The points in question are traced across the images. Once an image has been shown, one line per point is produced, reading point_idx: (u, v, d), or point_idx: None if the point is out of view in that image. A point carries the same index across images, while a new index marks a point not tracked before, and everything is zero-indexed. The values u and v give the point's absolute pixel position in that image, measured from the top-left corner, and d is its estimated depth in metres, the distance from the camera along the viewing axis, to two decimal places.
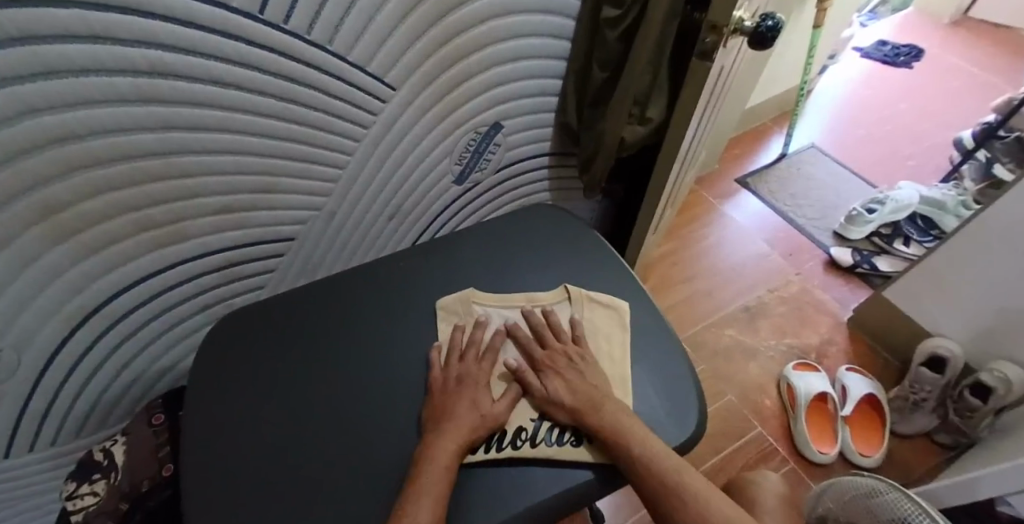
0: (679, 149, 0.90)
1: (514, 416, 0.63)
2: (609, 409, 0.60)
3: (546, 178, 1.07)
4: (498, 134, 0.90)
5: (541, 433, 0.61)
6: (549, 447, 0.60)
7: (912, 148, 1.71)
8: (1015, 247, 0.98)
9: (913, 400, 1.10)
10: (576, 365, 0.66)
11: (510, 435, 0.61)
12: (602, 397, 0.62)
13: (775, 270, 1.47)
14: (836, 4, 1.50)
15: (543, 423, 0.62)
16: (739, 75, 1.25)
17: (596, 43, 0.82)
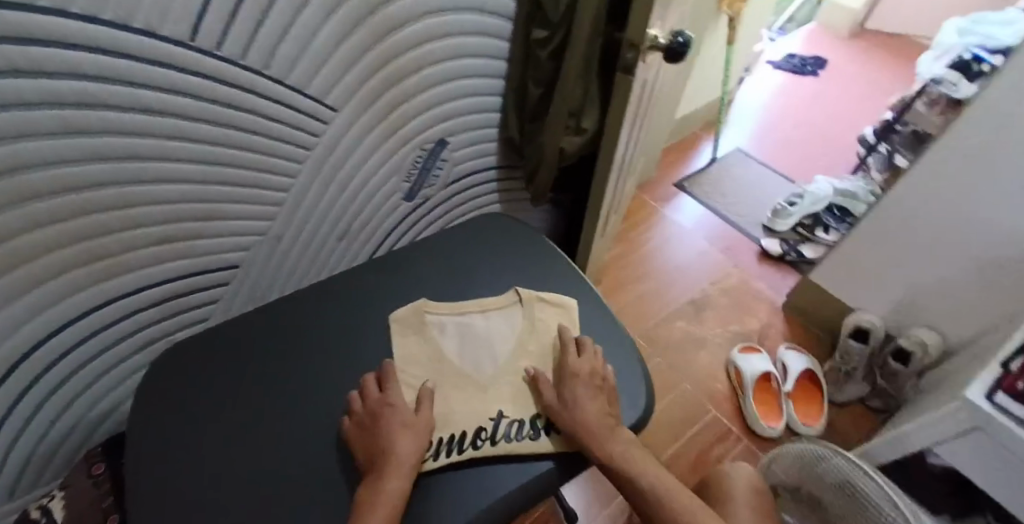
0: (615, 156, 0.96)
1: (473, 416, 0.66)
2: (605, 431, 0.63)
3: (494, 191, 1.13)
4: (444, 150, 0.95)
5: (500, 430, 0.65)
6: (508, 443, 0.64)
7: (824, 147, 1.89)
8: (912, 225, 1.11)
9: (845, 370, 1.21)
10: (597, 382, 0.67)
11: (470, 436, 0.64)
12: (603, 421, 0.64)
13: (715, 266, 1.57)
14: (745, 22, 1.66)
15: (501, 421, 0.65)
16: (665, 87, 1.35)
17: (530, 62, 0.88)
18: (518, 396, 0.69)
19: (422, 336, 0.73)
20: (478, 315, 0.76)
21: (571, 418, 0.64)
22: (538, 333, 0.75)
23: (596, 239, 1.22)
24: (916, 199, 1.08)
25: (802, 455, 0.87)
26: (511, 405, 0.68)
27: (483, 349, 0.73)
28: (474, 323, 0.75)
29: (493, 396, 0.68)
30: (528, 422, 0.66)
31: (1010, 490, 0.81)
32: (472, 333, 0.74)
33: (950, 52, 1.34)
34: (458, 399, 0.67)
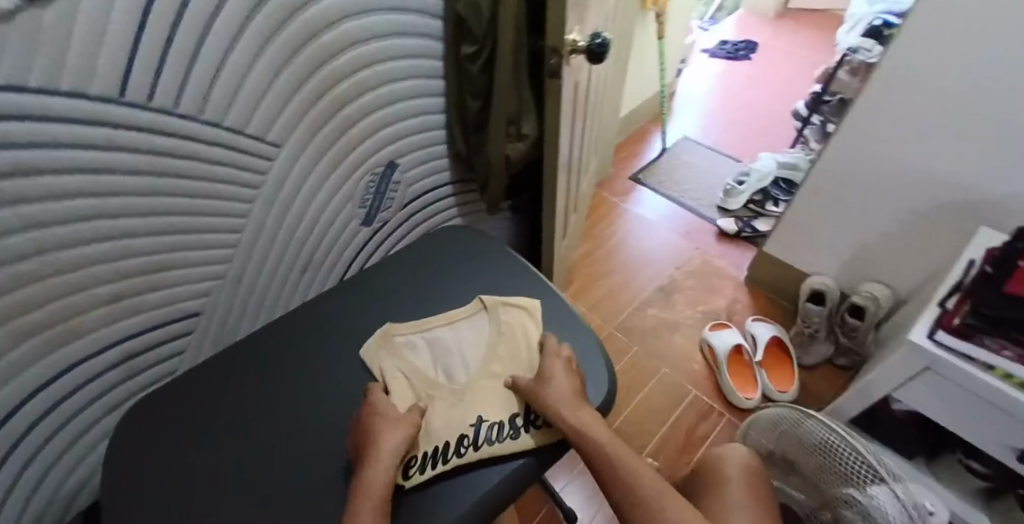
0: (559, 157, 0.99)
1: (452, 426, 0.67)
2: (568, 409, 0.65)
3: (452, 206, 1.16)
4: (395, 173, 0.97)
5: (481, 434, 0.66)
6: (491, 445, 0.65)
7: (765, 124, 1.98)
8: (847, 189, 1.16)
9: (809, 332, 1.27)
10: (569, 368, 0.70)
11: (453, 444, 0.65)
12: (575, 400, 0.66)
13: (679, 251, 1.62)
14: (672, 17, 1.74)
15: (481, 425, 0.67)
16: (604, 86, 1.40)
17: (463, 77, 0.91)
18: (496, 397, 0.71)
19: (394, 357, 0.75)
20: (444, 328, 0.79)
21: (543, 398, 0.66)
22: (505, 337, 0.77)
23: (558, 240, 1.25)
24: (845, 164, 1.14)
25: (774, 421, 0.93)
26: (489, 409, 0.69)
27: (454, 360, 0.75)
28: (443, 337, 0.78)
29: (470, 404, 0.70)
30: (508, 422, 0.68)
31: (969, 419, 0.86)
32: (444, 347, 0.77)
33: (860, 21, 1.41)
34: (437, 412, 0.69)
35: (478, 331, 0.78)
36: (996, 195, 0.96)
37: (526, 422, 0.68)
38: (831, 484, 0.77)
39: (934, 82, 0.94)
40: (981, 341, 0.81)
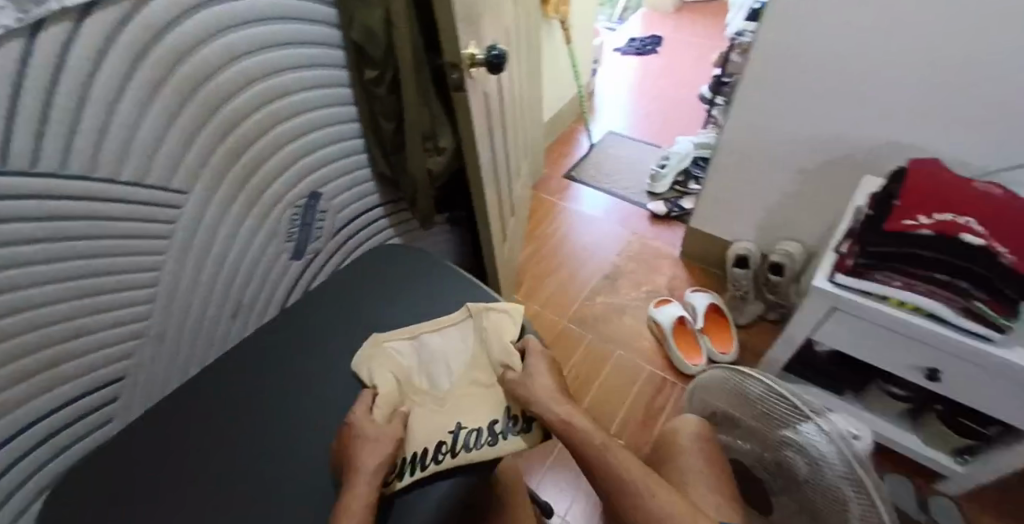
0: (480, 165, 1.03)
1: (432, 434, 0.71)
2: (552, 405, 0.70)
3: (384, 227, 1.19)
4: (319, 202, 0.99)
5: (460, 440, 0.70)
6: (469, 452, 0.69)
7: (679, 112, 2.12)
8: (749, 159, 1.26)
9: (740, 294, 1.38)
10: (551, 369, 0.75)
11: (432, 451, 0.68)
12: (560, 394, 0.72)
13: (618, 239, 1.70)
14: (575, 22, 1.84)
15: (459, 432, 0.71)
16: (522, 94, 1.47)
17: (373, 100, 0.93)
18: (477, 405, 0.74)
19: (382, 367, 0.75)
20: (428, 336, 0.79)
21: (532, 391, 0.71)
22: (489, 343, 0.78)
23: (500, 245, 1.29)
24: (738, 140, 1.24)
25: (712, 382, 0.97)
26: (468, 415, 0.73)
27: (439, 367, 0.78)
28: (430, 344, 0.78)
29: (450, 412, 0.73)
30: (486, 429, 0.72)
31: (880, 350, 0.94)
32: (431, 354, 0.78)
33: (741, 6, 1.50)
34: (416, 421, 0.72)
35: (461, 338, 0.80)
36: (871, 146, 1.06)
37: (505, 428, 0.72)
38: (772, 430, 0.80)
39: (800, 55, 1.03)
40: (875, 276, 0.87)
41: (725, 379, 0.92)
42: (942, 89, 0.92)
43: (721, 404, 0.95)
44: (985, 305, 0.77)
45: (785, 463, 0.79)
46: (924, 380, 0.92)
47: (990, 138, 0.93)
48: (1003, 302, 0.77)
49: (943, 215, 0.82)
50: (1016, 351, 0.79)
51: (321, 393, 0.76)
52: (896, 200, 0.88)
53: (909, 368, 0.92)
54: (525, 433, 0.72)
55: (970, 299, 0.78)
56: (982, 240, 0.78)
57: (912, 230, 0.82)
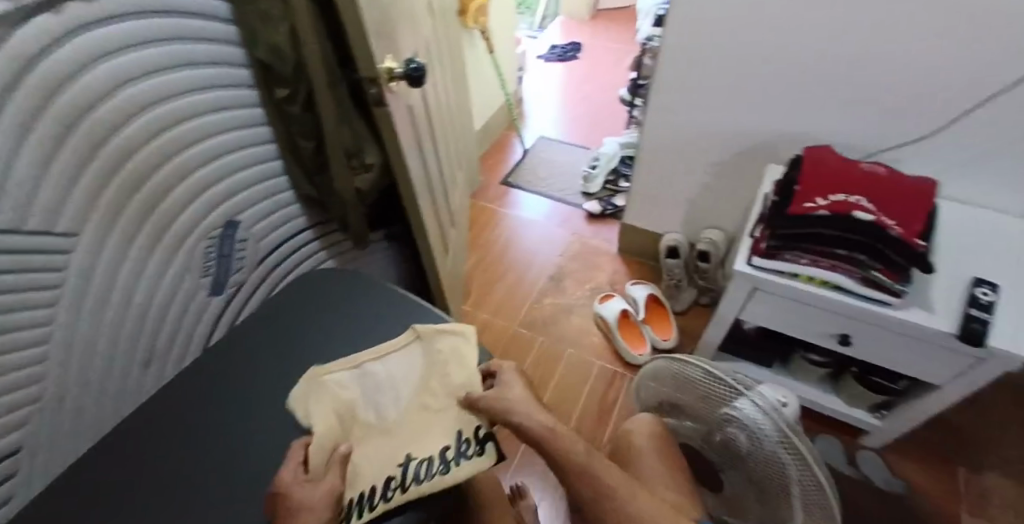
0: (410, 177, 1.02)
1: (381, 469, 0.68)
2: (530, 417, 0.70)
3: (315, 251, 1.15)
4: (237, 231, 0.95)
5: (410, 473, 0.68)
6: (419, 484, 0.66)
7: (604, 114, 2.21)
8: (669, 155, 1.33)
9: (674, 282, 1.46)
10: (523, 385, 0.75)
11: (380, 489, 0.66)
12: (536, 407, 0.72)
13: (558, 240, 1.74)
14: (495, 31, 1.87)
15: (408, 465, 0.68)
16: (449, 104, 1.48)
17: (287, 119, 0.89)
18: (427, 432, 0.72)
19: (321, 404, 0.72)
20: (373, 365, 0.76)
21: (511, 405, 0.71)
22: (437, 366, 0.77)
23: (443, 257, 1.29)
24: (654, 139, 1.31)
25: (656, 372, 0.98)
26: (418, 444, 0.71)
27: (385, 396, 0.74)
28: (375, 373, 0.76)
29: (398, 444, 0.71)
30: (438, 457, 0.69)
31: (797, 322, 1.01)
32: (375, 383, 0.75)
33: (648, 13, 1.55)
34: (361, 458, 0.69)
35: (408, 362, 0.77)
36: (772, 136, 1.15)
37: (458, 454, 0.70)
38: (710, 410, 0.84)
39: (699, 57, 1.11)
40: (786, 256, 0.93)
41: (669, 366, 0.93)
42: (827, 79, 1.01)
43: (664, 382, 0.96)
44: (881, 274, 0.85)
45: (723, 438, 0.85)
46: (837, 344, 1.00)
47: (869, 121, 1.03)
48: (895, 270, 0.85)
49: (836, 196, 0.91)
50: (911, 310, 0.87)
51: (258, 429, 0.72)
52: (796, 183, 0.97)
53: (823, 335, 1.00)
54: (479, 457, 0.70)
55: (869, 270, 0.86)
56: (870, 215, 0.87)
57: (812, 212, 0.90)
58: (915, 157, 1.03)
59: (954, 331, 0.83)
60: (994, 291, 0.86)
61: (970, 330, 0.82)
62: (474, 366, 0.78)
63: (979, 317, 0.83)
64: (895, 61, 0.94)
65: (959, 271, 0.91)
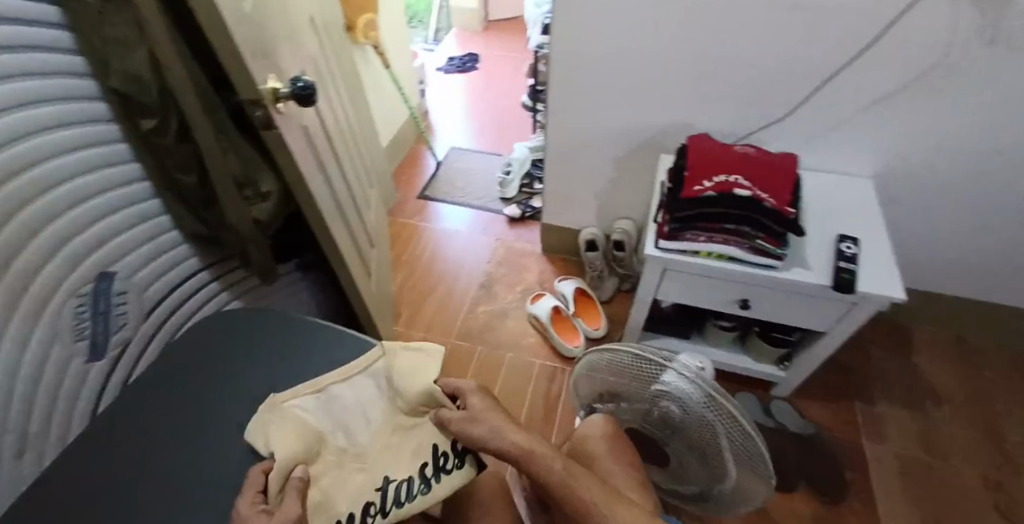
0: (314, 202, 0.99)
1: (356, 496, 0.71)
2: (507, 443, 0.68)
3: (216, 291, 1.08)
4: (113, 282, 0.87)
5: (391, 497, 0.72)
6: (400, 507, 0.72)
7: (510, 121, 2.29)
8: (572, 152, 1.39)
9: (597, 274, 1.54)
10: (490, 407, 0.73)
11: (360, 516, 0.70)
12: (512, 428, 0.70)
13: (483, 247, 1.77)
14: (388, 47, 1.88)
15: (387, 489, 0.73)
16: (352, 125, 1.46)
17: (161, 153, 0.83)
18: (400, 453, 0.77)
19: (283, 431, 0.72)
20: (337, 388, 0.79)
21: (479, 433, 0.70)
22: (399, 385, 0.79)
23: (365, 281, 1.26)
24: (557, 138, 1.37)
25: (591, 367, 0.98)
26: (392, 466, 0.75)
27: (352, 418, 0.79)
28: (339, 396, 0.79)
29: (371, 467, 0.75)
30: (418, 477, 0.74)
31: (704, 294, 1.10)
32: (339, 407, 0.78)
33: (536, 23, 1.60)
34: (331, 483, 0.72)
35: (371, 381, 0.81)
36: (658, 128, 1.25)
37: (437, 470, 0.74)
38: (642, 389, 0.88)
39: (582, 61, 1.18)
40: (687, 236, 1.01)
41: (601, 358, 0.94)
42: (699, 67, 1.10)
43: (598, 371, 0.97)
44: (765, 241, 0.96)
45: (658, 412, 0.90)
46: (739, 309, 1.10)
47: (739, 106, 1.14)
48: (775, 237, 0.96)
49: (718, 177, 1.01)
50: (794, 271, 0.98)
51: (175, 494, 0.67)
52: (685, 169, 1.06)
53: (727, 303, 1.10)
54: (459, 470, 0.75)
55: (754, 239, 0.96)
56: (748, 191, 0.97)
57: (701, 193, 0.99)
58: (779, 135, 1.16)
59: (829, 283, 0.95)
60: (856, 244, 0.99)
61: (843, 280, 0.93)
62: (441, 389, 0.77)
63: (848, 268, 0.94)
64: (748, 52, 1.05)
65: (827, 231, 1.04)
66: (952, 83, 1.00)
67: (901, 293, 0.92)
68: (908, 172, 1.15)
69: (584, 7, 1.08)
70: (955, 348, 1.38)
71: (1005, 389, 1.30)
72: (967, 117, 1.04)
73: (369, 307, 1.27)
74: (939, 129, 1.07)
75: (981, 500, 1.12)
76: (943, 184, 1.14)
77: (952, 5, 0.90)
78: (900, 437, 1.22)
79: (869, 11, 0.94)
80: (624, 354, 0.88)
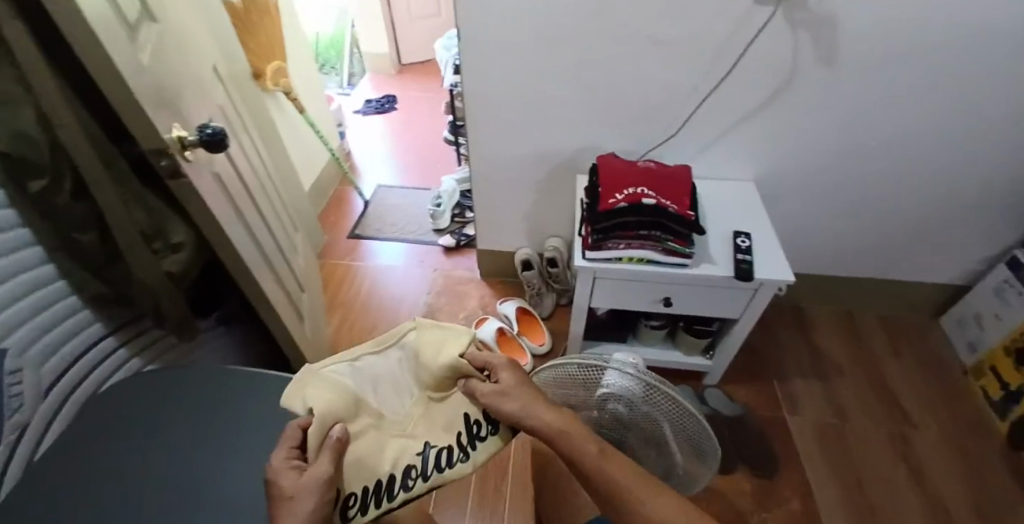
0: (234, 250, 0.98)
1: (398, 459, 0.65)
2: (546, 420, 0.65)
3: (127, 357, 1.02)
4: (7, 359, 0.81)
5: (432, 461, 0.66)
6: (440, 473, 0.65)
7: (434, 156, 2.38)
8: (494, 178, 1.46)
9: (535, 292, 1.60)
10: (522, 383, 0.68)
11: (399, 480, 0.64)
12: (546, 404, 0.67)
13: (421, 279, 1.79)
14: (301, 93, 1.92)
15: (427, 452, 0.66)
16: (271, 171, 1.46)
17: (52, 216, 0.80)
18: (439, 417, 0.69)
19: (317, 398, 0.60)
20: (371, 359, 0.67)
21: (513, 409, 0.65)
22: (432, 362, 0.66)
23: (298, 325, 1.24)
24: (479, 168, 1.44)
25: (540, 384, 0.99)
26: (434, 432, 0.68)
27: (388, 390, 0.68)
28: (372, 369, 0.67)
29: (409, 435, 0.67)
30: (457, 445, 0.68)
31: (631, 297, 1.19)
32: (372, 376, 0.67)
33: (448, 62, 1.69)
34: (369, 445, 0.64)
35: (409, 355, 0.68)
36: (571, 150, 1.34)
37: (472, 438, 0.68)
38: (588, 397, 0.92)
39: (492, 96, 1.26)
40: (608, 245, 1.10)
41: (546, 375, 0.97)
42: (596, 93, 1.21)
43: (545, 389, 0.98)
44: (675, 242, 1.07)
45: (604, 419, 0.93)
46: (663, 307, 1.19)
47: (638, 126, 1.26)
48: (683, 238, 1.07)
49: (628, 190, 1.10)
50: (703, 267, 1.09)
51: None
52: (599, 185, 1.14)
53: (652, 303, 1.19)
54: (495, 435, 0.69)
55: (666, 242, 1.07)
56: (654, 200, 1.08)
57: (615, 205, 1.08)
58: (675, 148, 1.29)
59: (732, 274, 1.06)
60: (749, 237, 1.12)
61: (742, 269, 1.05)
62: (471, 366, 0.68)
63: (744, 258, 1.07)
64: (637, 78, 1.17)
65: (725, 229, 1.17)
66: (808, 94, 1.15)
67: (790, 275, 1.05)
68: (776, 176, 1.31)
69: (487, 47, 1.17)
70: (843, 322, 1.55)
71: (889, 350, 1.47)
72: (826, 122, 1.20)
73: (303, 351, 1.24)
74: (804, 134, 1.22)
75: (890, 454, 1.26)
76: (818, 180, 1.30)
77: (793, 31, 1.06)
78: (815, 409, 1.35)
79: (729, 38, 1.08)
80: (570, 364, 0.91)
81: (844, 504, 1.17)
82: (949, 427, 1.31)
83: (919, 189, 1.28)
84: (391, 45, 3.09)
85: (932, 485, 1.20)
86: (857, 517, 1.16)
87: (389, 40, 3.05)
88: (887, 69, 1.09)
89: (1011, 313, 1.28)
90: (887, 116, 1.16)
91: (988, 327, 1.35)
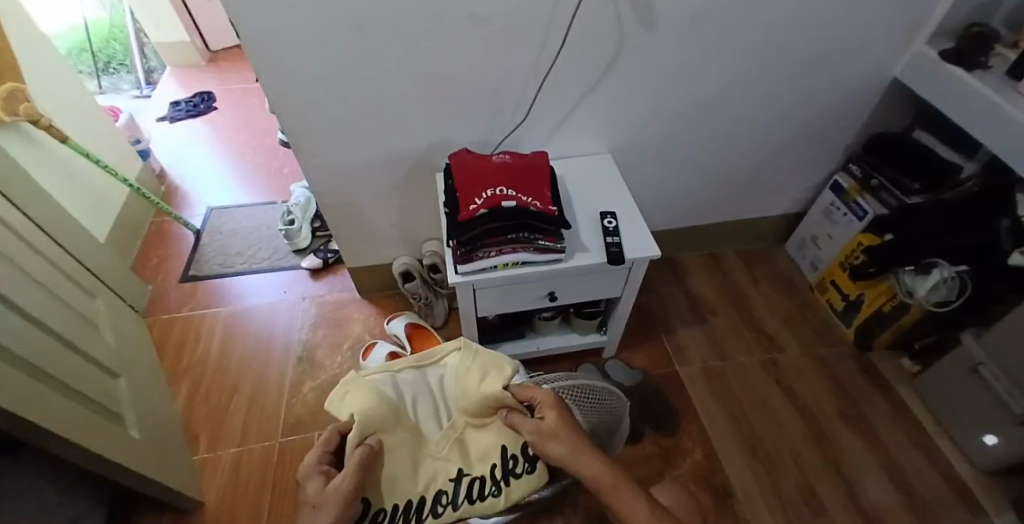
0: None
1: (432, 481, 0.82)
2: (586, 461, 0.76)
3: None
4: None
5: (462, 493, 0.82)
6: (467, 503, 0.81)
7: (277, 162, 2.08)
8: (339, 191, 1.28)
9: (423, 302, 1.47)
10: (566, 425, 0.78)
11: (432, 503, 0.81)
12: (586, 446, 0.77)
13: (288, 312, 1.58)
14: (65, 119, 1.53)
15: (455, 486, 0.83)
16: (32, 240, 1.14)
17: None
18: (472, 446, 0.86)
19: (365, 407, 0.78)
20: (412, 375, 0.89)
21: (557, 451, 0.76)
22: (472, 388, 0.84)
23: (116, 435, 1.01)
24: (318, 184, 1.25)
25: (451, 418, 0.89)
26: (467, 462, 0.85)
27: (421, 404, 0.88)
28: (411, 381, 0.88)
29: (444, 464, 0.84)
30: (489, 478, 0.83)
31: (515, 299, 1.13)
32: (412, 390, 0.89)
33: None
34: (400, 461, 0.80)
35: (445, 369, 0.90)
36: (417, 149, 1.20)
37: (506, 472, 0.83)
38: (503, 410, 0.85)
39: (304, 102, 1.06)
40: (478, 255, 1.01)
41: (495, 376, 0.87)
42: (424, 87, 1.08)
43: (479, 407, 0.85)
44: (544, 240, 1.01)
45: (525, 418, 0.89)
46: (551, 301, 1.15)
47: (484, 113, 1.16)
48: (551, 234, 1.01)
49: (487, 191, 1.00)
50: (579, 257, 1.04)
51: None
52: (457, 191, 1.03)
53: (538, 300, 1.14)
54: (528, 474, 0.82)
55: (536, 241, 1.00)
56: (515, 200, 0.99)
57: (476, 212, 0.98)
58: (528, 132, 1.23)
59: (604, 260, 1.03)
60: (615, 218, 1.10)
61: (613, 253, 1.03)
62: (510, 397, 0.83)
63: (614, 242, 1.05)
64: (465, 64, 1.05)
65: (593, 212, 1.13)
66: (640, 63, 1.12)
67: (656, 249, 1.05)
68: (632, 142, 1.30)
69: (278, 48, 0.96)
70: (709, 263, 1.66)
71: (749, 278, 1.61)
72: (661, 87, 1.18)
73: (130, 462, 1.01)
74: (645, 100, 1.20)
75: (767, 377, 1.39)
76: (669, 141, 1.32)
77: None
78: (700, 354, 1.43)
79: (551, 12, 0.99)
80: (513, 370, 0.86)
81: (737, 439, 1.28)
82: (807, 338, 1.47)
83: (754, 134, 1.35)
84: (191, 29, 2.58)
85: (803, 397, 1.36)
86: (748, 446, 1.27)
87: (185, 24, 2.54)
88: (709, 26, 1.07)
89: (840, 232, 1.44)
90: (716, 71, 1.17)
91: (823, 246, 1.51)
